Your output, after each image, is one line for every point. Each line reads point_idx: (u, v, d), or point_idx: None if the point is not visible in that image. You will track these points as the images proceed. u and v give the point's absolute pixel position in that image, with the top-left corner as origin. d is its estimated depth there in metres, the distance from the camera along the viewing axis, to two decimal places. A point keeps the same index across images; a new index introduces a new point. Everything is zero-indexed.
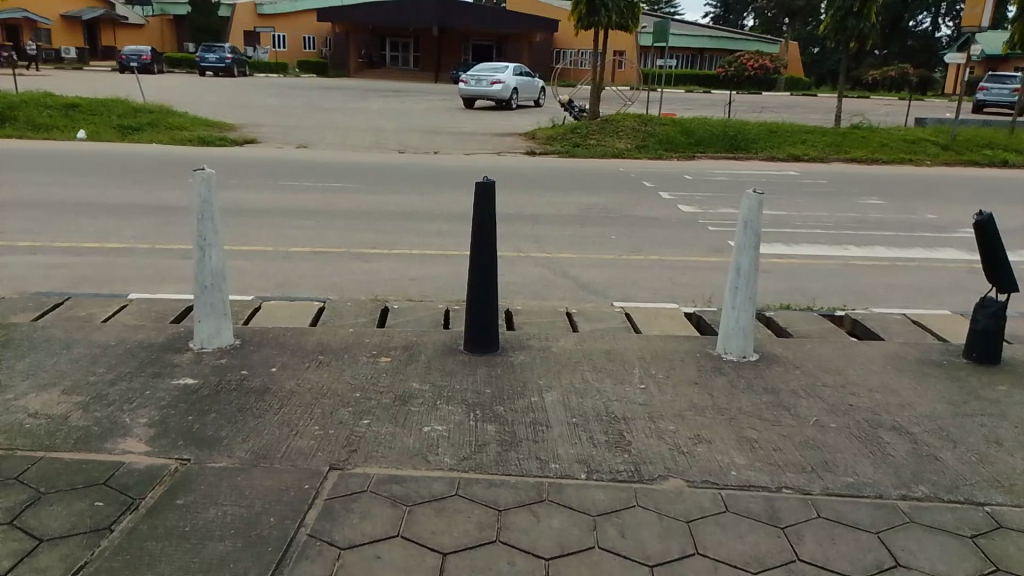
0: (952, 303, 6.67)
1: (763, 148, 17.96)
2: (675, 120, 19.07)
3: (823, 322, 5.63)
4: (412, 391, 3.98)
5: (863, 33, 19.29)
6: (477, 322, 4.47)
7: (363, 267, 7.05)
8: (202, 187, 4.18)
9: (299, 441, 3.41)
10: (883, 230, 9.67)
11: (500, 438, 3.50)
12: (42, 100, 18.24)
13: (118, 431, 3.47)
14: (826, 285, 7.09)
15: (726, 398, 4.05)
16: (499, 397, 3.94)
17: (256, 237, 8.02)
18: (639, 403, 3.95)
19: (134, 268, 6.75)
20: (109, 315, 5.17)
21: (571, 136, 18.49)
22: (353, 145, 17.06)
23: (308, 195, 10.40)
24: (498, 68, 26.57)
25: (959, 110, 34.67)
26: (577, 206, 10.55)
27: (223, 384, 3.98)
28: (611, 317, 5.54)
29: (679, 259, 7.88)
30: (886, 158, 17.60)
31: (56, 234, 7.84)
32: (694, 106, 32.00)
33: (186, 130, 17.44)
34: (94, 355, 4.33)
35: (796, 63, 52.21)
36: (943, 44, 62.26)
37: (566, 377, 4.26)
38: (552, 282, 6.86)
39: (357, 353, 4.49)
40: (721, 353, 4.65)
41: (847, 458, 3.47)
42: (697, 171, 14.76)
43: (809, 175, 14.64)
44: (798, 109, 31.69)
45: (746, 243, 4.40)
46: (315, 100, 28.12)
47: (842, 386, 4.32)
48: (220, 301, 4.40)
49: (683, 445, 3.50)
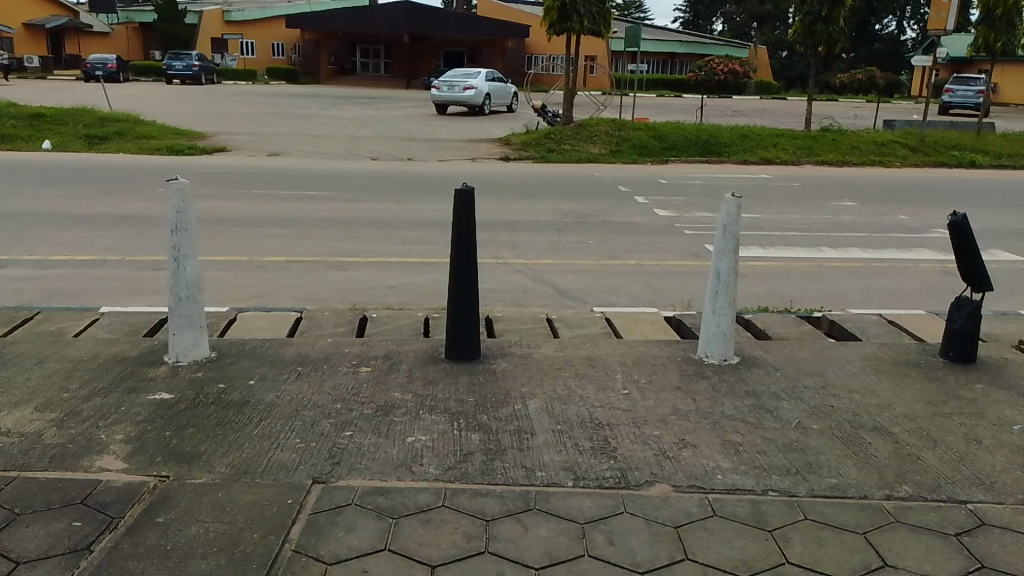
0: (927, 303, 6.76)
1: (735, 151, 18.14)
2: (648, 125, 19.19)
3: (801, 324, 5.67)
4: (394, 401, 3.94)
5: (832, 37, 19.51)
6: (459, 330, 4.44)
7: (340, 276, 6.99)
8: (176, 198, 4.12)
9: (281, 454, 3.35)
10: (855, 232, 9.80)
11: (485, 447, 3.47)
12: (7, 111, 17.94)
13: (93, 448, 3.40)
14: (803, 288, 7.15)
15: (709, 402, 4.05)
16: (483, 405, 3.91)
17: (230, 247, 7.93)
18: (622, 408, 3.94)
19: (106, 280, 6.63)
20: (81, 329, 5.07)
21: (546, 142, 18.53)
22: (326, 152, 16.98)
23: (282, 204, 10.32)
24: (470, 74, 26.59)
25: (924, 113, 35.38)
26: (554, 212, 10.57)
27: (201, 398, 3.92)
28: (592, 323, 5.54)
29: (657, 263, 7.91)
30: (856, 161, 17.86)
31: (24, 246, 7.70)
32: (666, 111, 32.23)
33: (157, 139, 17.22)
34: (68, 371, 4.24)
35: (765, 68, 52.91)
36: (909, 49, 63.35)
37: (549, 384, 4.24)
38: (531, 289, 6.84)
39: (337, 363, 4.45)
40: (703, 356, 4.66)
41: (830, 460, 3.49)
42: (672, 176, 14.86)
43: (781, 178, 14.81)
44: (768, 113, 32.05)
45: (725, 247, 4.42)
46: (287, 107, 27.97)
47: (823, 388, 4.34)
48: (196, 313, 4.33)
49: (669, 451, 3.50)
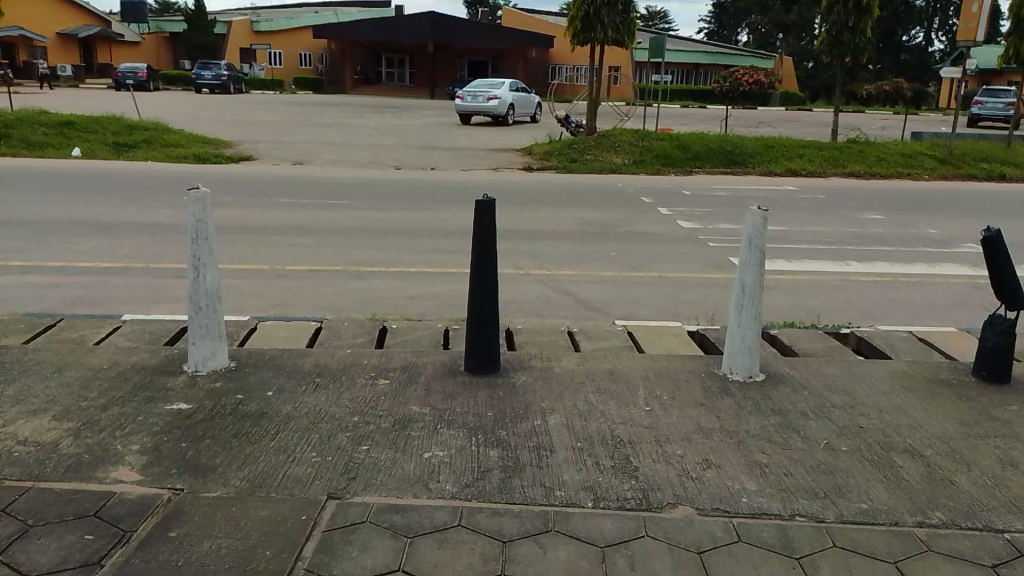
0: (957, 318, 6.60)
1: (760, 162, 17.98)
2: (672, 135, 19.06)
3: (828, 340, 5.54)
4: (411, 415, 3.88)
5: (858, 48, 19.34)
6: (479, 343, 4.38)
7: (360, 286, 6.96)
8: (195, 207, 4.11)
9: (296, 468, 3.30)
10: (882, 245, 9.62)
11: (503, 464, 3.40)
12: (37, 119, 18.19)
13: (109, 458, 3.37)
14: (830, 302, 7.02)
15: (734, 421, 3.95)
16: (501, 420, 3.84)
17: (251, 255, 7.94)
18: (645, 426, 3.85)
19: (128, 288, 6.65)
20: (101, 337, 5.06)
21: (568, 152, 18.46)
22: (349, 161, 17.05)
23: (304, 212, 10.33)
24: (494, 83, 26.62)
25: (952, 124, 34.94)
26: (576, 222, 10.49)
27: (218, 409, 3.88)
28: (613, 335, 5.45)
29: (680, 275, 7.81)
30: (883, 172, 17.62)
31: (49, 253, 7.76)
32: (690, 120, 32.07)
33: (182, 147, 17.38)
34: (87, 379, 4.22)
35: (790, 78, 52.60)
36: (937, 59, 62.64)
37: (570, 399, 4.16)
38: (552, 300, 6.77)
39: (356, 375, 4.39)
40: (727, 373, 4.56)
41: (860, 483, 3.38)
42: (695, 186, 14.73)
43: (807, 190, 14.62)
44: (793, 123, 31.77)
45: (751, 261, 4.33)
46: (311, 116, 28.19)
47: (852, 408, 4.22)
48: (216, 323, 4.31)
49: (693, 471, 3.40)
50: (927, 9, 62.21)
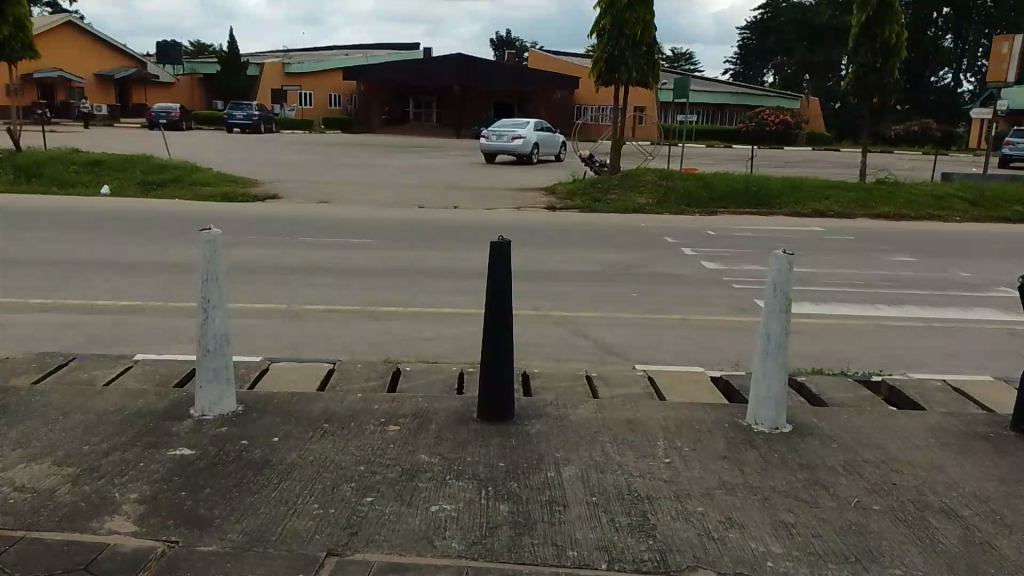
0: (994, 367, 6.35)
1: (787, 203, 17.80)
2: (696, 175, 18.96)
3: (857, 389, 5.33)
4: (420, 465, 3.73)
5: (886, 89, 19.19)
6: (492, 389, 4.24)
7: (377, 327, 6.87)
8: (206, 248, 4.04)
9: (296, 521, 3.16)
10: (914, 288, 9.37)
11: (513, 520, 3.24)
12: (69, 157, 18.54)
13: (105, 507, 3.26)
14: (859, 348, 6.79)
15: (758, 475, 3.76)
16: (513, 472, 3.68)
17: (270, 295, 7.90)
18: (663, 479, 3.67)
19: (144, 327, 6.61)
20: (111, 378, 4.99)
21: (592, 191, 18.41)
22: (373, 200, 17.13)
23: (325, 252, 10.32)
24: (518, 123, 26.78)
25: (983, 164, 34.50)
26: (599, 262, 10.37)
27: (222, 456, 3.76)
28: (633, 382, 5.28)
29: (704, 318, 7.63)
30: (913, 214, 17.32)
31: (69, 291, 7.78)
32: (715, 161, 31.97)
33: (210, 186, 17.60)
34: (91, 423, 4.14)
35: (817, 119, 52.52)
36: (966, 100, 62.22)
37: (585, 450, 3.99)
38: (571, 343, 6.62)
39: (365, 421, 4.26)
40: (753, 423, 4.37)
41: (893, 547, 3.17)
42: (721, 227, 14.58)
43: (834, 231, 14.40)
44: (821, 164, 31.54)
45: (775, 306, 4.18)
46: (338, 155, 28.51)
47: (884, 463, 4.01)
48: (224, 366, 4.22)
49: (713, 530, 3.22)
50: (955, 50, 62.01)
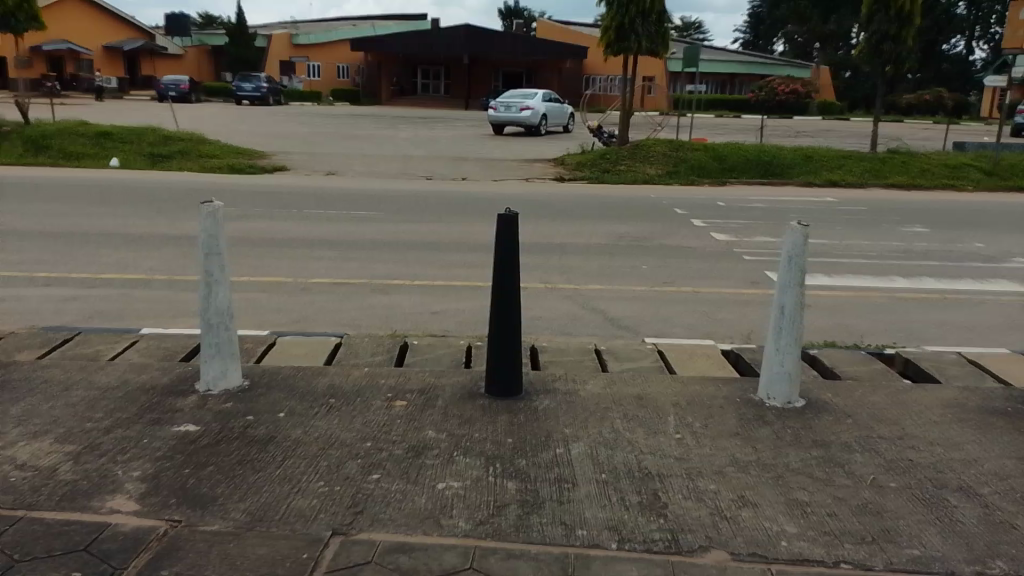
0: (1010, 340, 6.23)
1: (798, 174, 17.57)
2: (707, 146, 18.73)
3: (871, 363, 5.23)
4: (426, 442, 3.67)
5: (900, 57, 18.83)
6: (499, 364, 4.17)
7: (384, 300, 6.80)
8: (208, 221, 3.96)
9: (300, 500, 3.11)
10: (928, 260, 9.23)
11: (521, 498, 3.17)
12: (75, 129, 18.40)
13: (107, 486, 3.21)
14: (873, 321, 6.68)
15: (772, 453, 3.68)
16: (521, 450, 3.61)
17: (276, 268, 7.82)
18: (675, 457, 3.60)
19: (150, 301, 6.56)
20: (116, 352, 4.94)
21: (601, 162, 18.21)
22: (381, 172, 16.99)
23: (331, 224, 10.22)
24: (526, 94, 26.48)
25: (998, 133, 33.99)
26: (608, 235, 10.25)
27: (225, 433, 3.71)
28: (643, 356, 5.19)
29: (714, 291, 7.52)
30: (927, 185, 17.07)
31: (74, 265, 7.72)
32: (725, 131, 31.57)
33: (217, 158, 17.49)
34: (93, 399, 4.09)
35: (829, 88, 51.85)
36: (980, 68, 61.22)
37: (594, 426, 3.91)
38: (581, 317, 6.53)
39: (370, 397, 4.19)
40: (765, 399, 4.29)
41: (911, 527, 3.09)
42: (731, 198, 14.40)
43: (847, 202, 14.22)
44: (832, 133, 31.14)
45: (790, 280, 4.08)
46: (346, 127, 28.30)
47: (899, 440, 3.92)
48: (228, 341, 4.15)
49: (726, 509, 3.15)
50: (970, 17, 60.91)
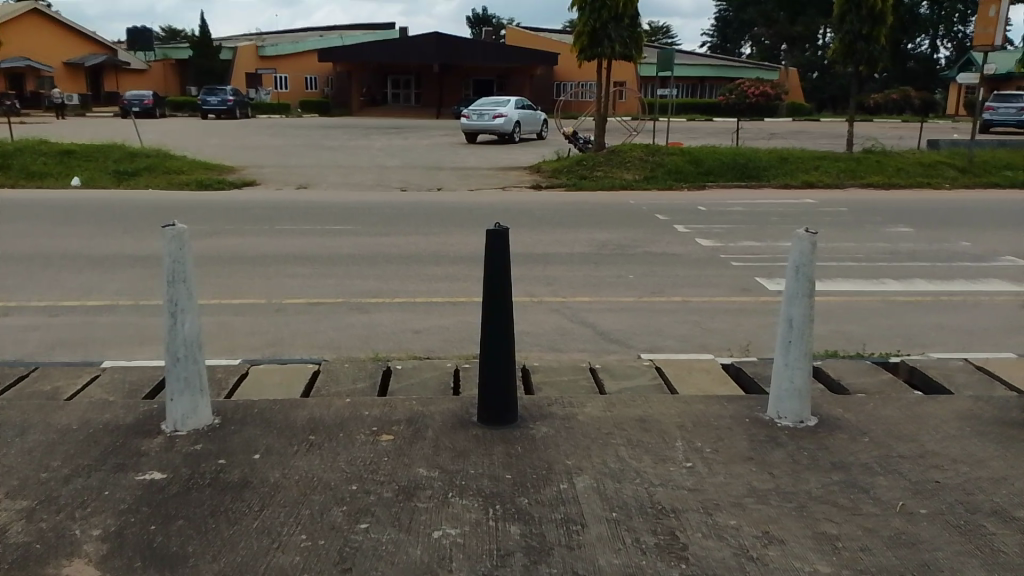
0: (1012, 343, 6.06)
1: (775, 175, 17.49)
2: (683, 149, 18.60)
3: (877, 373, 5.01)
4: (418, 481, 3.36)
5: (872, 56, 18.84)
6: (491, 392, 3.88)
7: (364, 320, 6.48)
8: (172, 246, 3.63)
9: (281, 557, 2.80)
10: (916, 261, 9.09)
11: (526, 545, 2.89)
12: (37, 147, 17.85)
13: (64, 547, 2.88)
14: (870, 327, 6.48)
15: (791, 479, 3.42)
16: (522, 485, 3.32)
17: (249, 288, 7.47)
18: (688, 488, 3.32)
19: (115, 328, 6.17)
20: (76, 389, 4.57)
21: (578, 168, 18.01)
22: (354, 184, 16.65)
23: (306, 240, 9.87)
24: (499, 102, 26.26)
25: (965, 130, 34.33)
26: (591, 243, 10.01)
27: (196, 479, 3.38)
28: (640, 373, 4.91)
29: (705, 300, 7.29)
30: (903, 183, 17.07)
31: (35, 290, 7.30)
32: (698, 134, 31.58)
33: (186, 174, 17.04)
34: (51, 444, 3.73)
35: (798, 89, 52.29)
36: (944, 67, 62.11)
37: (598, 455, 3.63)
38: (570, 331, 6.25)
39: (354, 430, 3.88)
40: (775, 417, 4.03)
41: (950, 560, 2.85)
42: (711, 202, 14.24)
43: (828, 203, 14.10)
44: (805, 135, 31.25)
45: (798, 292, 3.83)
46: (317, 138, 27.89)
47: (922, 459, 3.68)
48: (197, 376, 3.82)
49: (750, 547, 2.89)
50: (933, 17, 61.78)
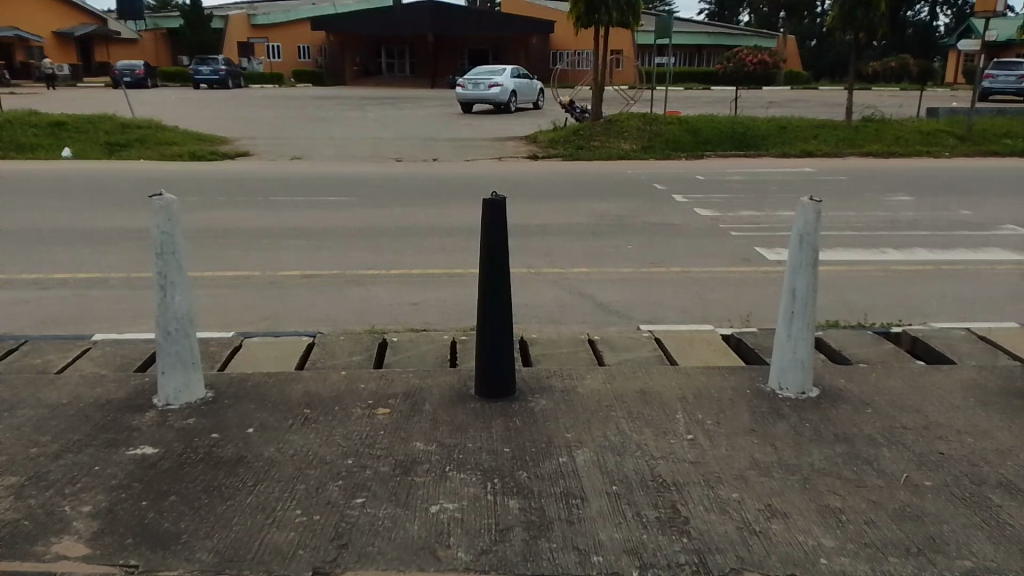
0: (1015, 313, 5.99)
1: (774, 144, 17.33)
2: (681, 119, 18.42)
3: (879, 343, 4.95)
4: (416, 455, 3.30)
5: (872, 23, 18.56)
6: (490, 366, 3.81)
7: (360, 292, 6.40)
8: (160, 219, 3.54)
9: (277, 534, 2.75)
10: (916, 230, 9.00)
11: (525, 519, 2.84)
12: (26, 119, 17.61)
13: (53, 525, 2.82)
14: (872, 297, 6.41)
15: (794, 452, 3.37)
16: (521, 459, 3.27)
17: (243, 261, 7.38)
18: (690, 462, 3.27)
19: (107, 302, 6.09)
20: (67, 363, 4.49)
21: (574, 138, 17.82)
22: (349, 155, 16.48)
23: (300, 212, 9.75)
24: (495, 71, 25.94)
25: (965, 98, 34.04)
26: (589, 214, 9.90)
27: (189, 454, 3.32)
28: (640, 344, 4.85)
29: (705, 271, 7.21)
30: (902, 151, 16.92)
31: (26, 264, 7.20)
32: (695, 103, 31.28)
33: (178, 145, 16.83)
34: (40, 420, 3.67)
35: (796, 58, 51.80)
36: (943, 35, 61.50)
37: (598, 429, 3.57)
38: (568, 303, 6.17)
39: (350, 404, 3.82)
40: (777, 389, 3.97)
41: (957, 533, 2.80)
42: (709, 172, 14.10)
43: (826, 172, 13.98)
44: (803, 103, 30.96)
45: (801, 263, 3.75)
46: (311, 109, 27.61)
47: (927, 430, 3.63)
48: (189, 350, 3.74)
49: (753, 521, 2.84)
50: None
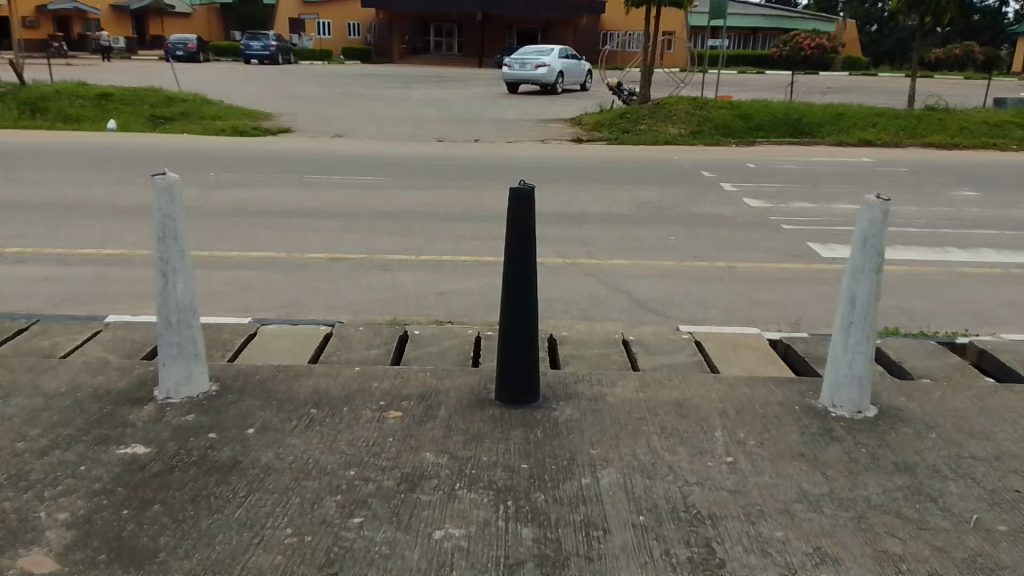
0: None
1: (830, 132, 16.62)
2: (733, 103, 17.76)
3: (942, 355, 4.51)
4: (425, 469, 3.01)
5: (940, 7, 17.62)
6: (513, 369, 3.49)
7: (385, 279, 6.13)
8: (162, 199, 3.28)
9: (262, 556, 2.48)
10: (983, 229, 8.40)
11: (540, 553, 2.52)
12: (74, 91, 17.70)
13: (25, 534, 2.59)
14: (934, 303, 5.92)
15: (847, 483, 2.99)
16: (539, 479, 2.95)
17: (270, 242, 7.16)
18: (728, 490, 2.92)
19: (126, 282, 5.89)
20: (74, 347, 4.29)
21: (620, 122, 17.32)
22: (389, 134, 16.25)
23: (333, 192, 9.51)
24: (542, 52, 25.45)
25: None
26: (631, 202, 9.48)
27: (181, 457, 3.07)
28: (678, 348, 4.48)
29: (753, 267, 6.77)
30: (967, 143, 16.09)
31: (52, 238, 7.07)
32: (749, 87, 30.34)
33: (220, 120, 16.76)
34: (34, 410, 3.45)
35: (855, 43, 50.12)
36: (1013, 21, 58.92)
37: (627, 445, 3.23)
38: (604, 299, 5.81)
39: (360, 405, 3.54)
40: (830, 406, 3.59)
41: None
42: (761, 160, 13.54)
43: (886, 163, 13.31)
44: (863, 90, 29.82)
45: (862, 267, 3.35)
46: (356, 87, 27.48)
47: (1000, 462, 3.22)
48: (190, 340, 3.49)
49: (800, 568, 2.49)
50: None
